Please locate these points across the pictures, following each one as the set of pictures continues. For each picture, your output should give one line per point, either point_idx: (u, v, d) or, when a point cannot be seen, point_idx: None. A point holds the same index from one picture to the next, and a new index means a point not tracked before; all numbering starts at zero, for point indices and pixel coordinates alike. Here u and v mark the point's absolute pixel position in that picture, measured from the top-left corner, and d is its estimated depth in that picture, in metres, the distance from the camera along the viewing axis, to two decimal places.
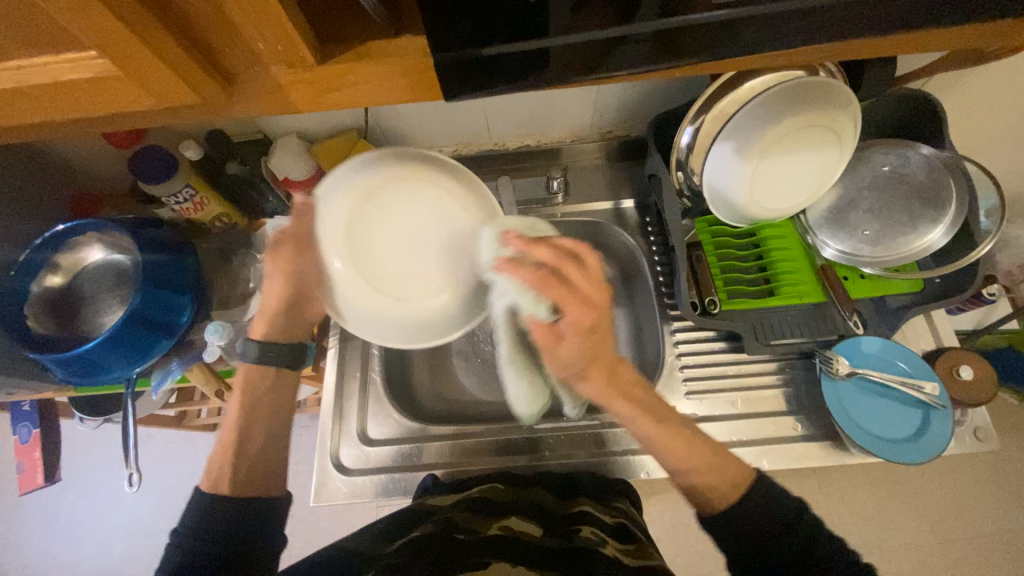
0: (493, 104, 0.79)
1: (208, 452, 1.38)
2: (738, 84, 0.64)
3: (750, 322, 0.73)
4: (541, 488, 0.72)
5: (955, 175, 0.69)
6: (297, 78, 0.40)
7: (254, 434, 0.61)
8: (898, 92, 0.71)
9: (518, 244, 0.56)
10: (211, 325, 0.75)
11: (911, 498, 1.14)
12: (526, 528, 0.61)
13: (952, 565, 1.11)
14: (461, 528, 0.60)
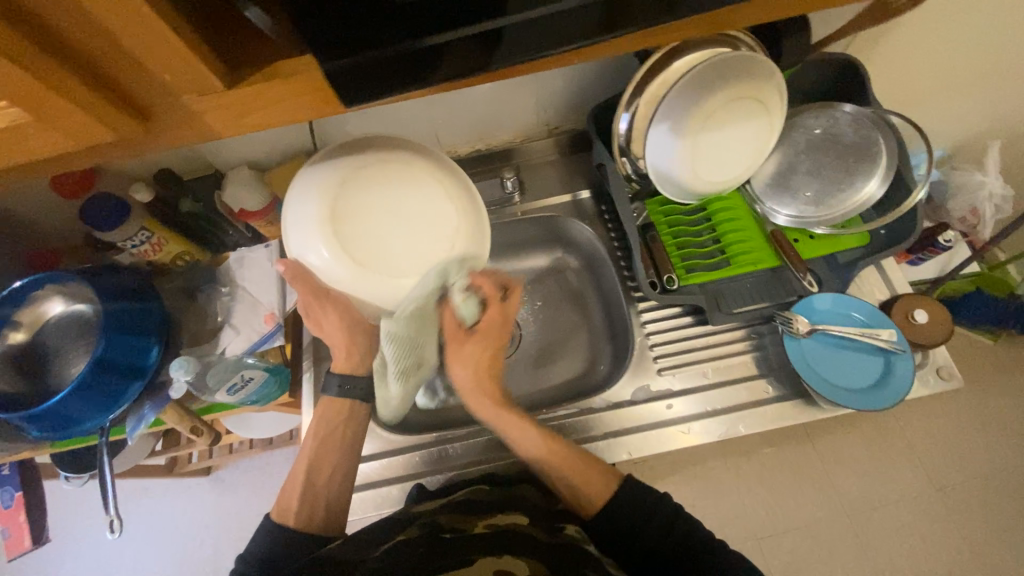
0: (435, 111, 0.80)
1: (203, 497, 1.35)
2: (665, 65, 0.66)
3: (710, 294, 0.75)
4: (525, 485, 0.72)
5: (881, 128, 0.72)
6: (212, 103, 0.40)
7: (325, 466, 0.70)
8: (819, 58, 0.75)
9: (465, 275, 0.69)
10: (175, 360, 0.69)
11: (896, 443, 1.18)
12: (510, 521, 0.61)
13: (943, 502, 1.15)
14: (447, 527, 0.59)
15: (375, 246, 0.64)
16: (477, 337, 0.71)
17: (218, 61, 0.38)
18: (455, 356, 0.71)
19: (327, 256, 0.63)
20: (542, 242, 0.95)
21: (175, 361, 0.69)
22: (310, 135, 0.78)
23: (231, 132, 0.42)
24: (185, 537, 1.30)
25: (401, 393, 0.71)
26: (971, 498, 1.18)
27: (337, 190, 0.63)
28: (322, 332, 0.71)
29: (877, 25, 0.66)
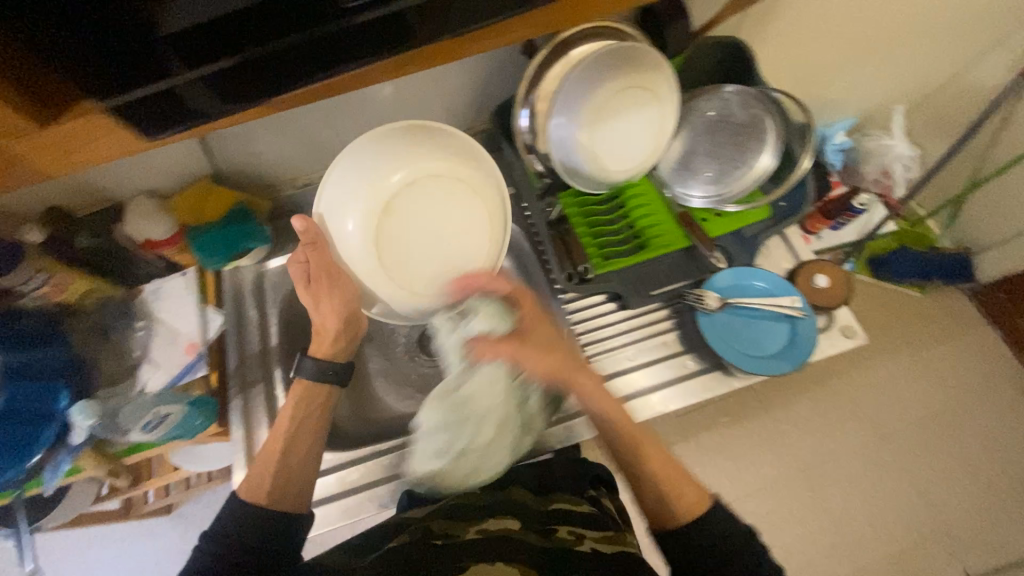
0: (339, 121, 0.79)
1: (167, 535, 1.30)
2: (551, 61, 0.68)
3: (626, 280, 0.77)
4: (520, 487, 0.71)
5: (768, 105, 0.75)
6: (29, 146, 0.45)
7: (298, 447, 0.66)
8: (707, 40, 0.77)
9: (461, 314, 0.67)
10: (73, 405, 0.69)
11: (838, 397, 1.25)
12: (502, 526, 0.60)
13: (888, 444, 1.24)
14: (437, 535, 0.58)
15: (394, 240, 0.78)
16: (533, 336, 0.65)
17: (22, 107, 0.42)
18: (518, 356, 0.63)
19: (352, 228, 0.78)
20: None
21: (76, 406, 0.68)
22: (205, 155, 0.76)
23: (57, 168, 0.49)
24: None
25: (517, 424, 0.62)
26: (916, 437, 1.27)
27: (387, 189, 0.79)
28: (313, 312, 0.71)
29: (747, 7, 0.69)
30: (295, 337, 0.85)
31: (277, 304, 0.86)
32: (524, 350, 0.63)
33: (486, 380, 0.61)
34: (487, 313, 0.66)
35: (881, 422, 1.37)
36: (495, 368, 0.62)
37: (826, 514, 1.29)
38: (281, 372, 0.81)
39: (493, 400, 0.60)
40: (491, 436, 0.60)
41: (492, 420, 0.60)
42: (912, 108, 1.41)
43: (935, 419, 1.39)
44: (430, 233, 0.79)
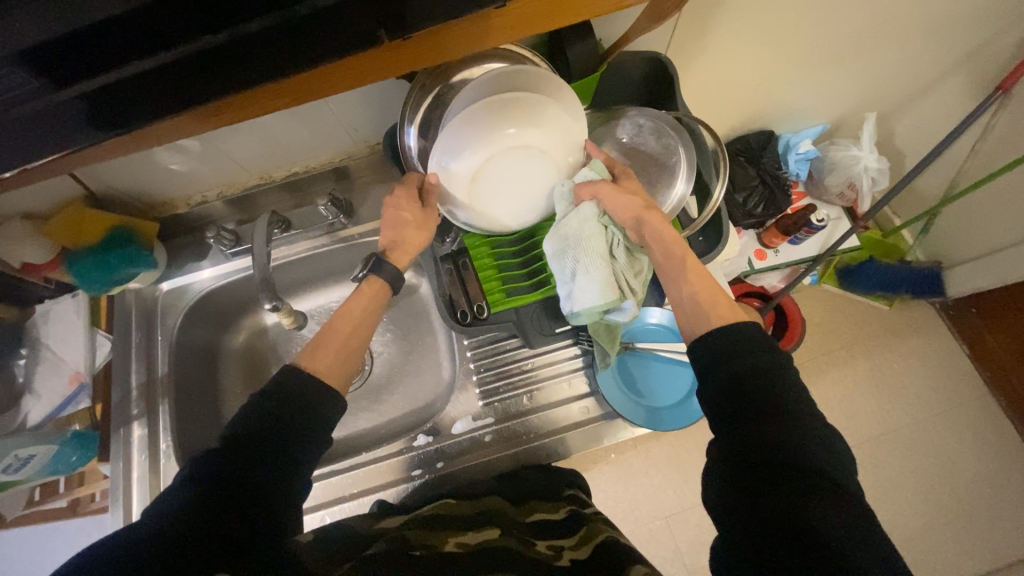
0: (223, 142, 0.73)
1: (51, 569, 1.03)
2: (431, 88, 0.63)
3: (522, 320, 0.74)
4: (494, 495, 0.69)
5: (680, 129, 0.70)
6: None
7: (364, 331, 0.64)
8: (621, 57, 0.71)
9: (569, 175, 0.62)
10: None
11: None
12: (481, 537, 0.58)
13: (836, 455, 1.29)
14: (416, 545, 0.55)
15: (492, 172, 0.62)
16: (623, 184, 0.61)
17: None
18: (606, 193, 0.60)
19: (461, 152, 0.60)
20: None
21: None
22: (78, 176, 0.71)
23: None
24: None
25: (597, 273, 0.59)
26: (871, 455, 1.28)
27: (502, 102, 0.58)
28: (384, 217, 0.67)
29: (649, 28, 0.63)
30: (189, 368, 0.82)
31: (166, 334, 0.81)
32: (614, 188, 0.59)
33: (574, 216, 0.61)
34: (595, 166, 0.61)
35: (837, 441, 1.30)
36: (590, 204, 0.60)
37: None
38: (166, 407, 0.78)
39: (581, 229, 0.60)
40: (590, 262, 0.59)
41: (580, 248, 0.60)
42: (887, 115, 1.31)
43: (897, 437, 1.30)
44: (529, 197, 0.65)
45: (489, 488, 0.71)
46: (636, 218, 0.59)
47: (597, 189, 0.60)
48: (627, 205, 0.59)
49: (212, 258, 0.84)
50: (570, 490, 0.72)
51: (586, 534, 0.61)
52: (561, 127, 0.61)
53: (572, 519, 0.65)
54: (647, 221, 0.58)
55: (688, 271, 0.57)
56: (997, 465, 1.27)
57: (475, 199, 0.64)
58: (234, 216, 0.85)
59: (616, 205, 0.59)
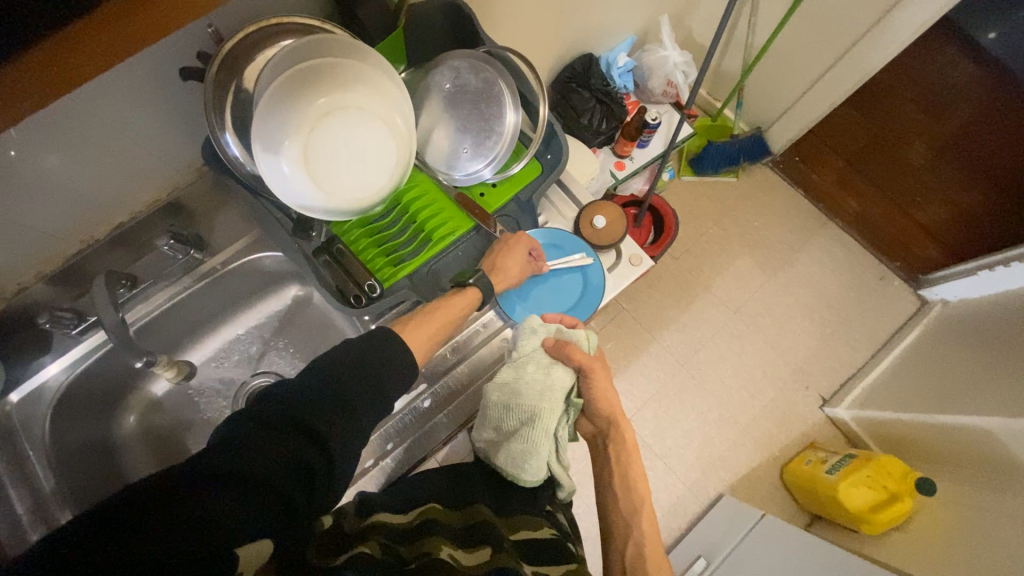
0: (15, 212, 0.64)
1: None
2: (229, 85, 0.61)
3: (418, 284, 0.75)
4: (482, 503, 0.65)
5: (490, 61, 0.73)
6: None
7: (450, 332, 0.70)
8: (411, 8, 0.70)
9: (558, 344, 0.71)
10: None
11: (683, 303, 1.46)
12: (476, 559, 0.53)
13: (738, 314, 1.46)
14: (410, 558, 0.51)
15: (321, 148, 0.61)
16: (608, 389, 0.72)
17: None
18: (593, 381, 0.71)
19: (282, 141, 0.59)
20: (260, 287, 0.86)
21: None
22: None
23: None
24: None
25: (529, 451, 0.67)
26: (762, 301, 1.48)
27: (300, 77, 0.59)
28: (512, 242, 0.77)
29: None
30: (78, 469, 0.73)
31: (40, 444, 0.72)
32: (603, 379, 0.71)
33: (553, 380, 0.69)
34: (588, 337, 0.74)
35: (734, 299, 1.48)
36: (568, 374, 0.70)
37: (707, 394, 1.39)
38: (72, 520, 0.69)
39: (548, 396, 0.69)
40: (531, 431, 0.68)
41: (536, 416, 0.69)
42: (678, 13, 1.46)
43: (776, 280, 1.50)
44: (378, 161, 0.65)
45: (472, 492, 0.68)
46: (610, 420, 0.73)
47: (589, 359, 0.71)
48: (604, 402, 0.72)
49: (59, 347, 0.75)
50: (550, 508, 0.70)
51: (574, 570, 0.58)
52: (367, 84, 0.62)
53: (556, 542, 0.62)
54: (617, 424, 0.72)
55: (638, 495, 0.69)
56: (854, 271, 1.51)
57: (316, 182, 0.62)
58: (67, 296, 0.75)
59: (590, 394, 0.71)
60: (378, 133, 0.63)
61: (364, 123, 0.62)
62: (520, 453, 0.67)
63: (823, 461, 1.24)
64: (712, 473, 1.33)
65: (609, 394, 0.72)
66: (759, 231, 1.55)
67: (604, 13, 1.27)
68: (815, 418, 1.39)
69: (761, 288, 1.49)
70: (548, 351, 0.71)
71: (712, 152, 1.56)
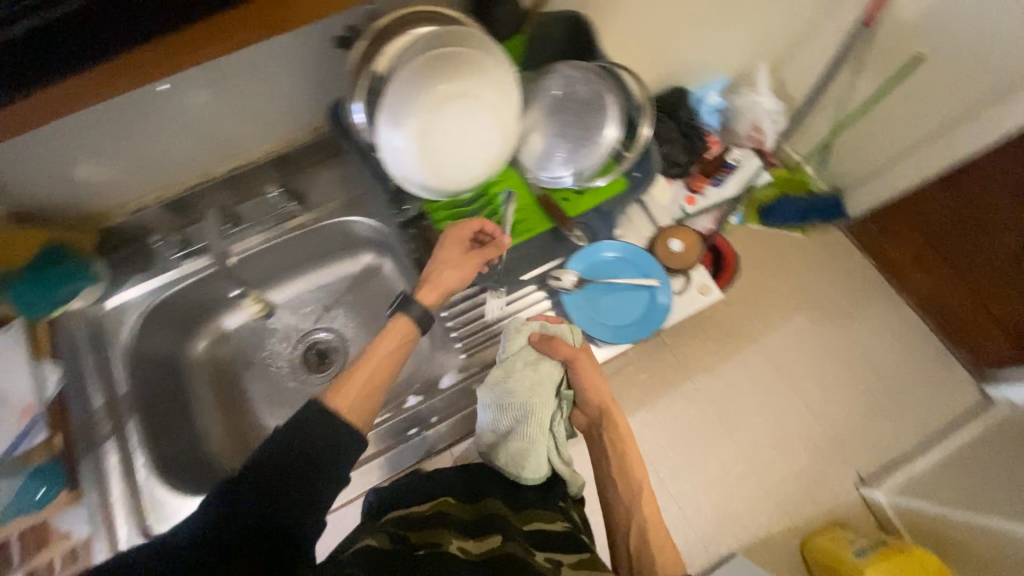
0: (157, 138, 0.72)
1: None
2: (371, 56, 0.65)
3: (491, 272, 0.80)
4: (496, 499, 0.65)
5: (605, 77, 0.76)
6: None
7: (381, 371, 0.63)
8: (544, 18, 0.76)
9: (546, 338, 0.75)
10: None
11: (728, 349, 1.42)
12: (484, 544, 0.55)
13: (784, 372, 1.41)
14: (419, 544, 0.53)
15: (437, 130, 0.66)
16: (598, 379, 0.75)
17: None
18: (581, 371, 0.74)
19: (404, 117, 0.64)
20: (341, 249, 0.91)
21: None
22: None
23: None
24: None
25: (529, 447, 0.68)
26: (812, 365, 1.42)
27: (431, 62, 0.64)
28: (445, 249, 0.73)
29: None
30: (152, 382, 0.79)
31: (122, 349, 0.77)
32: (589, 367, 0.75)
33: (536, 373, 0.73)
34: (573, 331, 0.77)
35: (783, 356, 1.43)
36: (551, 366, 0.73)
37: (735, 447, 1.33)
38: (136, 424, 0.74)
39: (535, 391, 0.72)
40: (527, 428, 0.70)
41: (529, 411, 0.71)
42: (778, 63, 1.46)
43: (828, 345, 1.44)
44: (478, 156, 0.70)
45: (484, 487, 0.67)
46: (601, 408, 0.74)
47: (574, 351, 0.74)
48: (596, 393, 0.74)
49: (158, 266, 0.81)
50: (563, 504, 0.69)
51: (588, 559, 0.57)
52: (488, 78, 0.67)
53: (571, 535, 0.61)
54: (609, 413, 0.74)
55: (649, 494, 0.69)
56: (916, 353, 1.44)
57: (424, 160, 0.67)
58: (174, 222, 0.82)
59: (581, 386, 0.74)
60: (487, 123, 0.68)
61: (477, 114, 0.67)
62: (518, 450, 0.68)
63: (852, 545, 1.16)
64: (727, 529, 1.27)
65: (598, 383, 0.74)
66: (821, 292, 1.50)
67: (706, 52, 1.29)
68: (848, 498, 1.31)
69: (812, 351, 1.44)
70: (535, 347, 0.75)
71: (784, 206, 1.52)
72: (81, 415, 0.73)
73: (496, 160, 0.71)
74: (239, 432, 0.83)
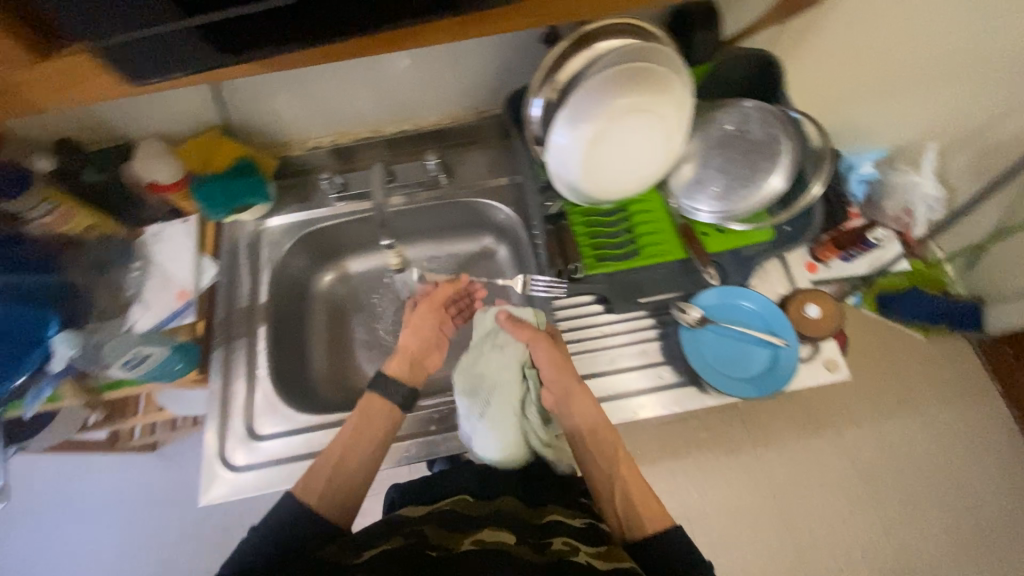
0: (352, 89, 0.80)
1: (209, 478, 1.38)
2: (568, 57, 0.67)
3: (616, 284, 0.76)
4: (511, 496, 0.67)
5: (786, 124, 0.75)
6: (42, 64, 0.45)
7: (355, 454, 0.68)
8: (740, 53, 0.75)
9: (510, 321, 0.79)
10: (57, 335, 0.71)
11: (805, 433, 1.35)
12: (497, 539, 0.56)
13: (858, 473, 1.33)
14: (434, 543, 0.55)
15: (606, 143, 0.68)
16: (561, 359, 0.74)
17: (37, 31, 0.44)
18: (539, 350, 0.75)
19: (579, 123, 0.66)
20: (469, 227, 0.96)
21: (58, 337, 0.72)
22: (220, 107, 0.78)
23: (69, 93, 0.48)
24: (155, 515, 1.38)
25: (500, 427, 0.73)
26: (893, 477, 1.33)
27: (621, 75, 0.64)
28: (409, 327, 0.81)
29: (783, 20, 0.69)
30: (283, 299, 0.87)
31: (270, 262, 0.86)
32: (548, 345, 0.75)
33: (504, 356, 0.78)
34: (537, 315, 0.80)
35: (866, 458, 1.34)
36: (517, 349, 0.78)
37: (781, 528, 1.30)
38: (263, 331, 0.81)
39: (503, 371, 0.77)
40: (496, 407, 0.74)
41: (497, 390, 0.76)
42: None
43: (916, 462, 1.33)
44: (636, 168, 0.72)
45: (490, 480, 0.69)
46: (561, 389, 0.73)
47: (536, 337, 0.76)
48: (553, 372, 0.74)
49: (316, 200, 0.90)
50: (584, 501, 0.70)
51: (609, 550, 0.58)
52: (667, 102, 0.67)
53: (590, 529, 0.61)
54: (566, 389, 0.72)
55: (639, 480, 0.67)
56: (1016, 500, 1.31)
57: (584, 167, 0.69)
58: (337, 165, 0.92)
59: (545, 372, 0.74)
60: (651, 145, 0.70)
61: (645, 134, 0.69)
62: (492, 429, 0.73)
63: None
64: None
65: (562, 363, 0.74)
66: (924, 404, 1.38)
67: (874, 122, 1.22)
68: None
69: (896, 463, 1.34)
70: (502, 327, 0.79)
71: (906, 300, 1.41)
72: (218, 309, 0.83)
73: (645, 179, 0.74)
74: (337, 364, 0.90)
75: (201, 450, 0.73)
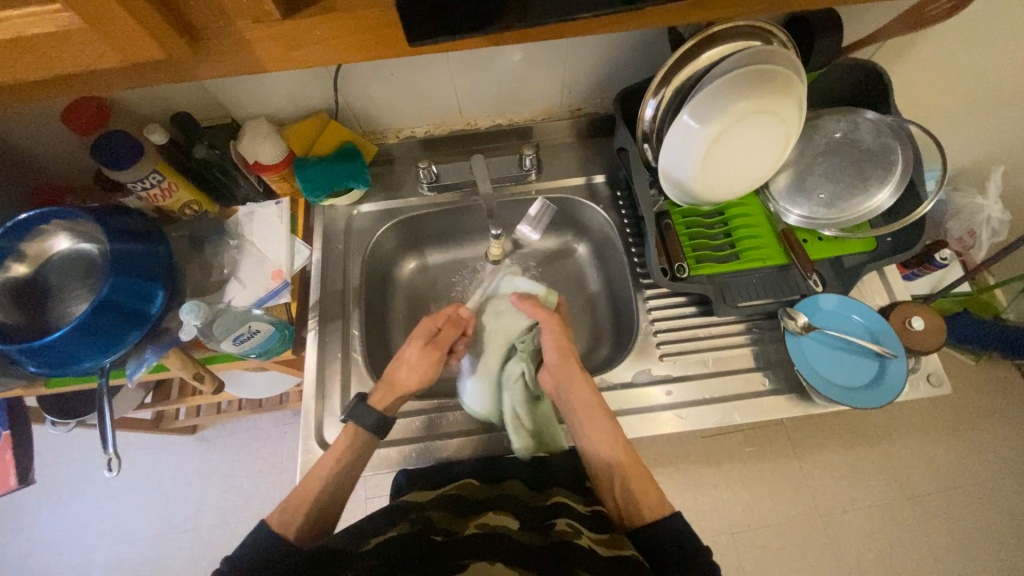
0: (460, 80, 0.80)
1: (252, 459, 1.41)
2: (695, 55, 0.66)
3: (718, 286, 0.75)
4: (515, 479, 0.69)
5: (902, 138, 0.74)
6: (264, 33, 0.43)
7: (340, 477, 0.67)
8: (847, 62, 0.77)
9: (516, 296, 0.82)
10: (184, 303, 0.66)
11: (854, 451, 1.34)
12: (499, 522, 0.57)
13: (909, 497, 1.30)
14: (439, 528, 0.55)
15: (720, 147, 0.68)
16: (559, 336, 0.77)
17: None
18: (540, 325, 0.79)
19: (698, 129, 0.66)
20: (552, 224, 0.96)
21: (186, 304, 0.66)
22: (333, 93, 0.79)
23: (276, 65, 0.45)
24: (190, 496, 1.37)
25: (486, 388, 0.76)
26: (944, 502, 1.30)
27: (745, 81, 0.63)
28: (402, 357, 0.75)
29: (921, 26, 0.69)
30: (372, 285, 0.87)
31: (362, 249, 0.87)
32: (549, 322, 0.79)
33: (506, 323, 0.82)
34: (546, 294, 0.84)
35: (911, 482, 1.31)
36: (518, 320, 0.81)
37: (828, 548, 1.27)
38: (356, 316, 0.82)
39: (498, 337, 0.82)
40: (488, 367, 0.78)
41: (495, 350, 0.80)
42: None
43: (968, 489, 1.31)
44: (750, 167, 0.72)
45: (504, 469, 0.71)
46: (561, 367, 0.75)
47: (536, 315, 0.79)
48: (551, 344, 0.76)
49: (408, 189, 0.91)
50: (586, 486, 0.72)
51: (609, 539, 0.58)
52: (785, 105, 0.67)
53: (593, 516, 0.62)
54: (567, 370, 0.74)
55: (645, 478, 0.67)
56: None
57: (696, 171, 0.70)
58: (427, 156, 0.93)
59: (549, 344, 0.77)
60: (764, 147, 0.70)
61: (760, 137, 0.69)
62: (483, 387, 0.77)
63: None
64: None
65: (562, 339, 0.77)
66: (975, 430, 1.37)
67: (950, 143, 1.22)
68: None
69: (947, 488, 1.31)
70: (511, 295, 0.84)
71: (962, 325, 1.37)
72: (311, 291, 0.84)
73: (750, 180, 0.74)
74: None
75: (299, 426, 0.73)
